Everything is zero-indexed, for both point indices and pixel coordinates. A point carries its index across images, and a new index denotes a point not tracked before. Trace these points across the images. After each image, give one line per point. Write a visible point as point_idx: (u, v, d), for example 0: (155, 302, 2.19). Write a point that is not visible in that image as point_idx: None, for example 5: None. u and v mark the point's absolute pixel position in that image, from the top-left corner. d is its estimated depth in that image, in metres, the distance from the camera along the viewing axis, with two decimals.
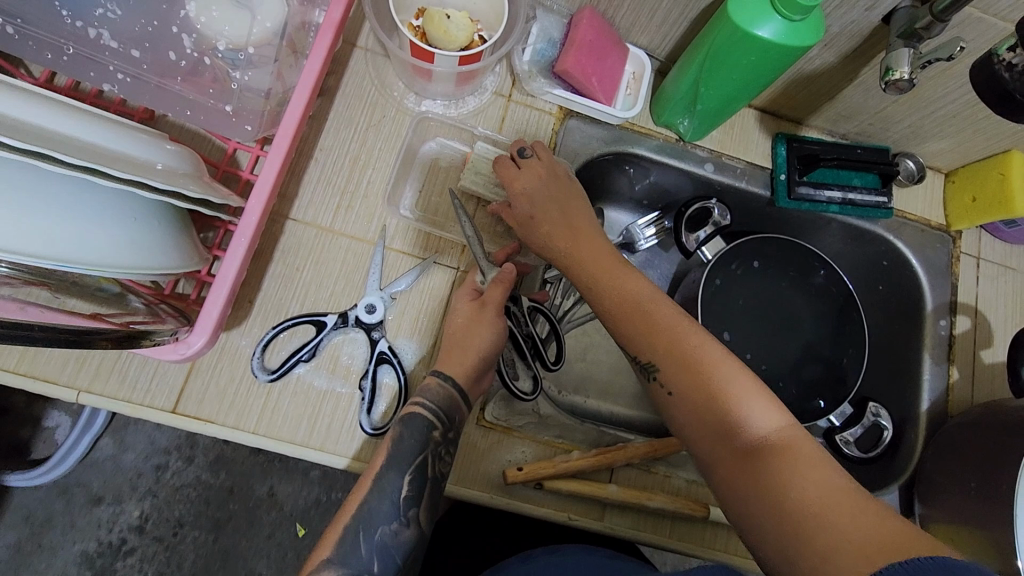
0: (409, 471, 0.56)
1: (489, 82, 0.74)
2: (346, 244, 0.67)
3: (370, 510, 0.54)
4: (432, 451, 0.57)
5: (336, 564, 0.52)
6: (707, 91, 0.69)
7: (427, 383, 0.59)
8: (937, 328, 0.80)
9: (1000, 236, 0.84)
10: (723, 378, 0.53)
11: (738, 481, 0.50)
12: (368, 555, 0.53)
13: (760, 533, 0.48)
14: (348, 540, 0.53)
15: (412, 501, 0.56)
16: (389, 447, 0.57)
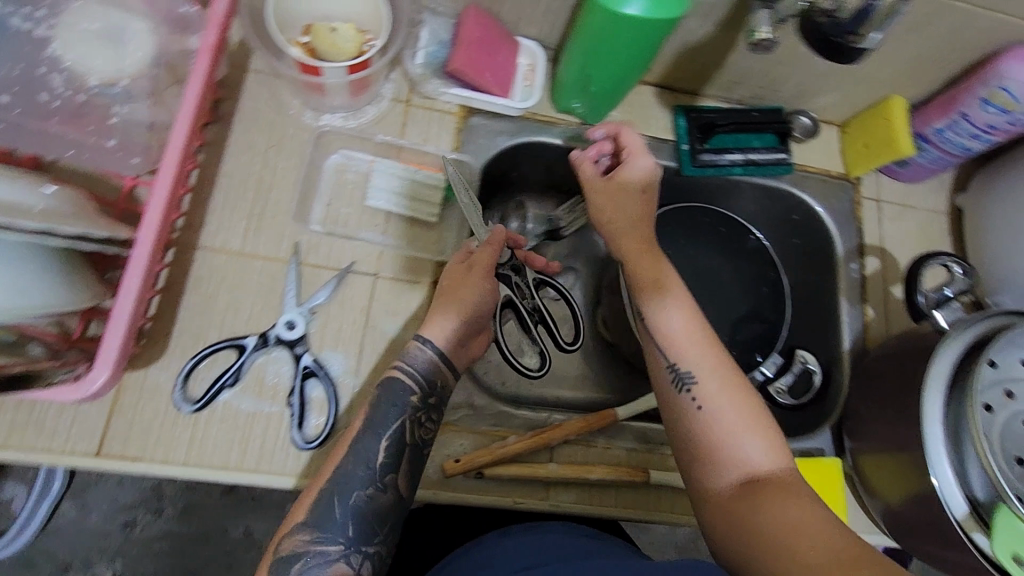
0: (385, 435, 0.57)
1: (386, 90, 0.75)
2: (260, 265, 0.67)
3: (344, 474, 0.56)
4: (411, 415, 0.59)
5: (310, 525, 0.54)
6: (593, 73, 0.71)
7: (414, 347, 0.61)
8: (849, 271, 0.84)
9: (895, 177, 0.88)
10: (733, 418, 0.58)
11: (736, 517, 0.54)
12: (342, 518, 0.54)
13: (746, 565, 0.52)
14: (323, 502, 0.55)
15: (390, 466, 0.57)
16: (369, 412, 0.58)
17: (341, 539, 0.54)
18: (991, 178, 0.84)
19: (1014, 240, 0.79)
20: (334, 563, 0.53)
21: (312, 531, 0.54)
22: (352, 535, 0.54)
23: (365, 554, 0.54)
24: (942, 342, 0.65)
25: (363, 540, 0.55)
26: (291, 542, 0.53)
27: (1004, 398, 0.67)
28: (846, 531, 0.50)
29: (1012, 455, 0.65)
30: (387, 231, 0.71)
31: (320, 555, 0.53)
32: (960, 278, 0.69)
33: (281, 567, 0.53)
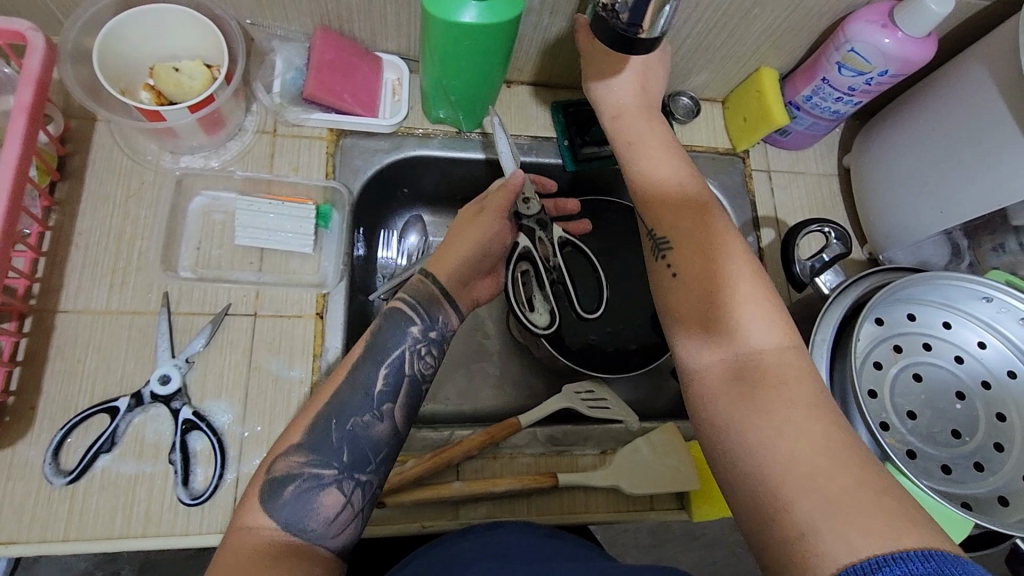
0: (386, 363, 0.60)
1: (248, 122, 0.73)
2: (127, 321, 0.64)
3: (345, 400, 0.57)
4: (411, 346, 0.61)
5: (305, 448, 0.55)
6: (451, 82, 0.70)
7: (420, 281, 0.65)
8: (745, 245, 0.85)
9: (782, 146, 0.89)
10: (746, 297, 0.56)
11: (722, 399, 0.52)
12: (338, 443, 0.55)
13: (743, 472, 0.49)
14: (320, 426, 0.56)
15: (387, 395, 0.59)
16: (372, 341, 0.60)
17: (334, 464, 0.55)
18: (869, 136, 0.83)
19: (897, 195, 0.78)
20: (327, 488, 0.54)
21: (306, 454, 0.55)
22: (345, 462, 0.55)
23: (357, 482, 0.55)
24: (826, 308, 0.66)
25: (356, 468, 0.55)
26: (285, 464, 0.54)
27: (893, 353, 0.68)
28: (857, 455, 0.46)
29: (904, 409, 0.66)
30: (263, 267, 0.70)
31: (315, 478, 0.54)
32: (835, 243, 0.70)
33: (274, 489, 0.53)
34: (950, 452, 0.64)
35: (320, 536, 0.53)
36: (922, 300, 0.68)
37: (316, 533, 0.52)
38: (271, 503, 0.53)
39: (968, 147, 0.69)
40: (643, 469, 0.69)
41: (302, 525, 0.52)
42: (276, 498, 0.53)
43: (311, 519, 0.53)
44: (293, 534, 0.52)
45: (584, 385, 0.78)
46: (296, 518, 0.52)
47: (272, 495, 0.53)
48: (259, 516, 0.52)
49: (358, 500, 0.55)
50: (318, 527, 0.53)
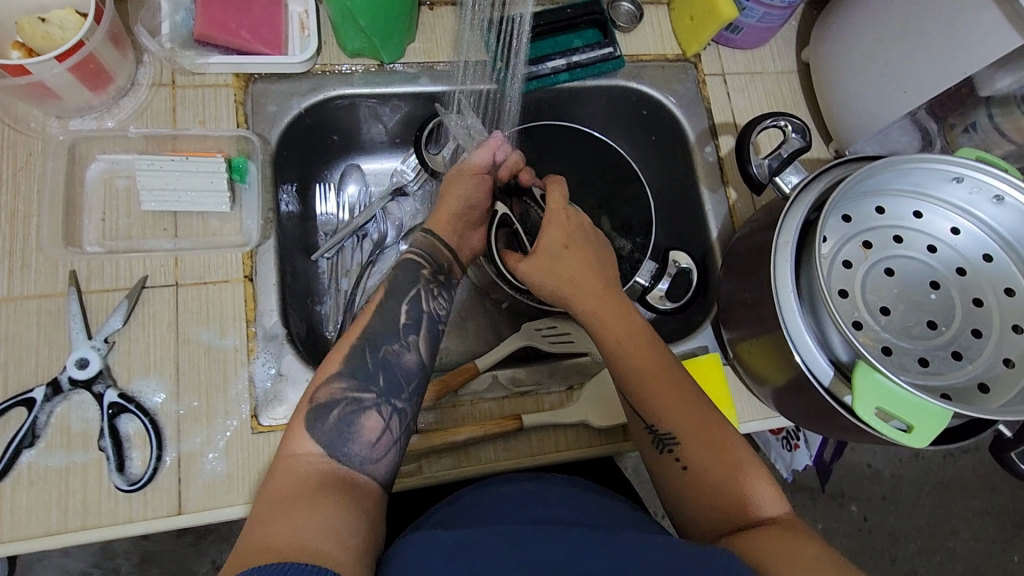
0: (406, 301, 0.58)
1: (142, 76, 0.66)
2: (34, 306, 0.59)
3: (374, 332, 0.56)
4: (424, 286, 0.60)
5: (345, 374, 0.53)
6: (353, 5, 0.63)
7: (421, 237, 0.63)
8: (704, 156, 0.79)
9: (735, 47, 0.82)
10: (671, 391, 0.59)
11: (686, 492, 0.57)
12: (374, 368, 0.54)
13: (670, 494, 0.58)
14: (355, 356, 0.54)
15: (411, 327, 0.57)
16: (389, 282, 0.59)
17: (372, 389, 0.53)
18: (827, 21, 0.77)
19: (855, 82, 0.73)
20: (368, 411, 0.52)
21: (347, 380, 0.53)
22: (383, 386, 0.54)
23: (395, 408, 0.54)
24: (787, 209, 0.61)
25: (393, 393, 0.54)
26: (328, 391, 0.53)
27: (862, 250, 0.64)
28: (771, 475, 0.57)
29: (877, 306, 0.62)
30: (180, 233, 0.65)
31: (356, 402, 0.52)
32: (794, 136, 0.65)
33: (318, 416, 0.51)
34: (927, 345, 0.61)
35: (363, 460, 0.51)
36: (888, 190, 0.64)
37: (359, 458, 0.51)
38: (316, 428, 0.51)
39: (927, 16, 0.64)
40: (612, 398, 0.66)
41: (344, 449, 0.50)
42: (320, 422, 0.51)
43: (354, 444, 0.51)
44: (335, 459, 0.50)
45: (545, 320, 0.73)
46: (339, 443, 0.51)
47: (318, 421, 0.51)
48: (305, 442, 0.50)
49: (397, 428, 0.53)
50: (361, 451, 0.51)
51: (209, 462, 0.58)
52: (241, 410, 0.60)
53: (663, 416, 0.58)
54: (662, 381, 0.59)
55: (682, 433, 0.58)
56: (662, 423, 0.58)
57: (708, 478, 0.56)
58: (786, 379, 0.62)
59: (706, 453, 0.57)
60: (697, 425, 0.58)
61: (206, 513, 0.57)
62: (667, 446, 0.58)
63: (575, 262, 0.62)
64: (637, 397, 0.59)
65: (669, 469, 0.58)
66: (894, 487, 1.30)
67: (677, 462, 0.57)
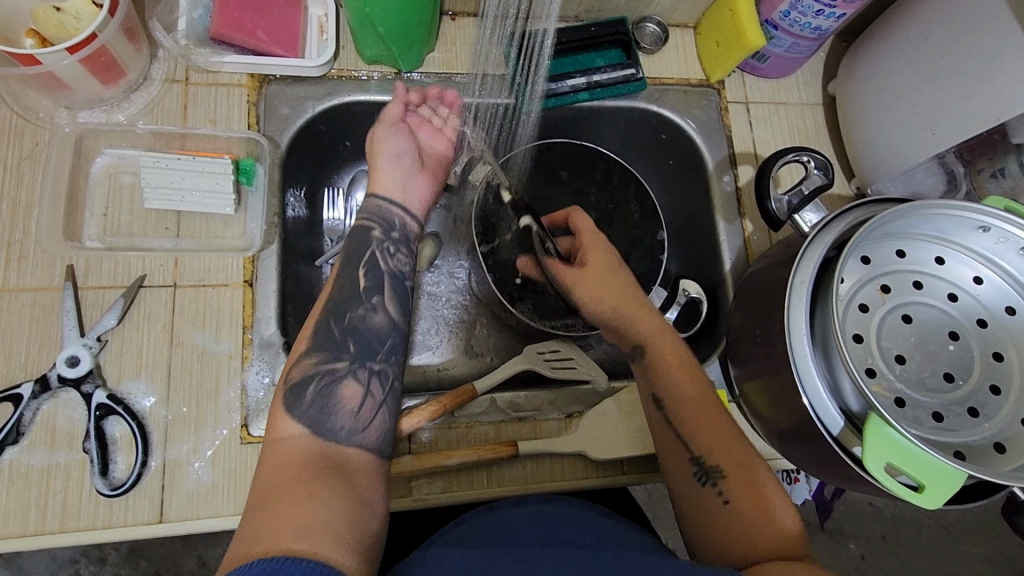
0: (364, 264, 0.56)
1: (155, 71, 0.65)
2: (28, 298, 0.58)
3: (337, 300, 0.54)
4: (379, 246, 0.58)
5: (314, 349, 0.51)
6: (372, 12, 0.61)
7: (372, 201, 0.61)
8: (722, 185, 0.78)
9: (761, 75, 0.81)
10: (719, 431, 0.56)
11: (724, 529, 0.53)
12: (342, 337, 0.52)
13: (705, 530, 0.54)
14: (321, 328, 0.52)
15: (375, 289, 0.55)
16: (344, 251, 0.57)
17: (343, 356, 0.51)
18: (856, 57, 0.75)
19: (883, 120, 0.71)
20: (343, 380, 0.50)
21: (317, 354, 0.51)
22: (354, 352, 0.52)
23: (372, 372, 0.52)
24: (805, 248, 0.59)
25: (367, 357, 0.52)
26: (301, 368, 0.50)
27: (880, 294, 0.62)
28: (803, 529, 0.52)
29: (893, 354, 0.60)
30: (181, 233, 0.64)
31: (330, 372, 0.50)
32: (815, 172, 0.63)
33: (295, 394, 0.49)
34: (942, 399, 0.58)
35: (350, 431, 0.48)
36: (911, 234, 0.62)
37: (345, 430, 0.48)
38: (295, 409, 0.48)
39: (964, 58, 0.62)
40: (610, 432, 0.64)
41: (327, 424, 0.48)
42: (298, 402, 0.49)
43: (337, 416, 0.49)
44: (320, 435, 0.48)
45: (548, 343, 0.71)
46: (321, 418, 0.48)
47: (296, 399, 0.49)
48: (286, 423, 0.48)
49: (379, 391, 0.51)
50: (345, 423, 0.49)
51: (194, 471, 0.57)
52: (231, 419, 0.59)
53: (707, 441, 0.56)
54: (708, 411, 0.58)
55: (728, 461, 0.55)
56: (708, 448, 0.56)
57: (750, 513, 0.53)
58: (793, 423, 0.60)
59: (751, 486, 0.54)
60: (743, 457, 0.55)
61: (188, 522, 0.56)
62: (710, 476, 0.55)
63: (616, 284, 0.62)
64: (683, 421, 0.57)
65: (710, 503, 0.54)
66: (894, 528, 1.27)
67: (720, 495, 0.54)
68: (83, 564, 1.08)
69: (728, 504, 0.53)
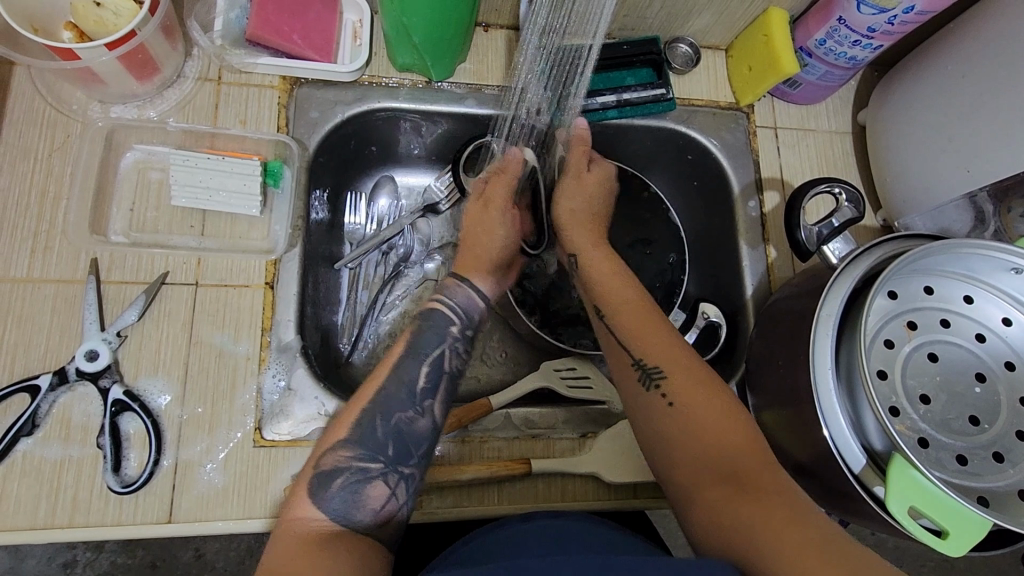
0: (428, 361, 0.56)
1: (188, 69, 0.66)
2: (51, 290, 0.58)
3: (388, 395, 0.53)
4: (450, 344, 0.58)
5: (352, 442, 0.51)
6: (410, 21, 0.61)
7: (457, 287, 0.62)
8: (747, 210, 0.77)
9: (791, 101, 0.80)
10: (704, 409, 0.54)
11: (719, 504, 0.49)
12: (385, 438, 0.52)
13: (657, 434, 0.55)
14: (365, 422, 0.52)
15: (429, 390, 0.55)
16: (413, 335, 0.57)
17: (379, 458, 0.51)
18: (888, 87, 0.75)
19: (915, 154, 0.70)
20: (374, 480, 0.50)
21: (354, 449, 0.51)
22: (390, 455, 0.51)
23: (401, 475, 0.51)
24: (832, 280, 0.58)
25: (401, 461, 0.51)
26: (332, 458, 0.50)
27: (906, 330, 0.61)
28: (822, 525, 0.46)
29: (917, 393, 0.59)
30: (206, 232, 0.64)
31: (361, 471, 0.50)
32: (846, 206, 0.63)
33: (322, 483, 0.49)
34: (967, 442, 0.57)
35: (368, 526, 0.49)
36: (940, 271, 0.61)
37: (364, 523, 0.48)
38: (319, 497, 0.49)
39: (1005, 97, 0.61)
40: (624, 454, 0.63)
41: (350, 516, 0.48)
42: (324, 491, 0.49)
43: (361, 510, 0.49)
44: (340, 524, 0.48)
45: (565, 361, 0.71)
46: (345, 510, 0.48)
47: (321, 488, 0.49)
48: (306, 507, 0.48)
49: (403, 493, 0.51)
50: (365, 518, 0.49)
51: (206, 472, 0.56)
52: (245, 422, 0.58)
53: (654, 353, 0.57)
54: (650, 325, 0.59)
55: (671, 370, 0.56)
56: (649, 357, 0.57)
57: (690, 415, 0.54)
58: (809, 456, 0.59)
59: (695, 395, 0.55)
60: (685, 368, 0.56)
61: (196, 524, 0.55)
62: (655, 381, 0.56)
63: (573, 229, 0.65)
64: (626, 334, 0.59)
65: (654, 405, 0.55)
66: (897, 559, 1.25)
67: (664, 398, 0.55)
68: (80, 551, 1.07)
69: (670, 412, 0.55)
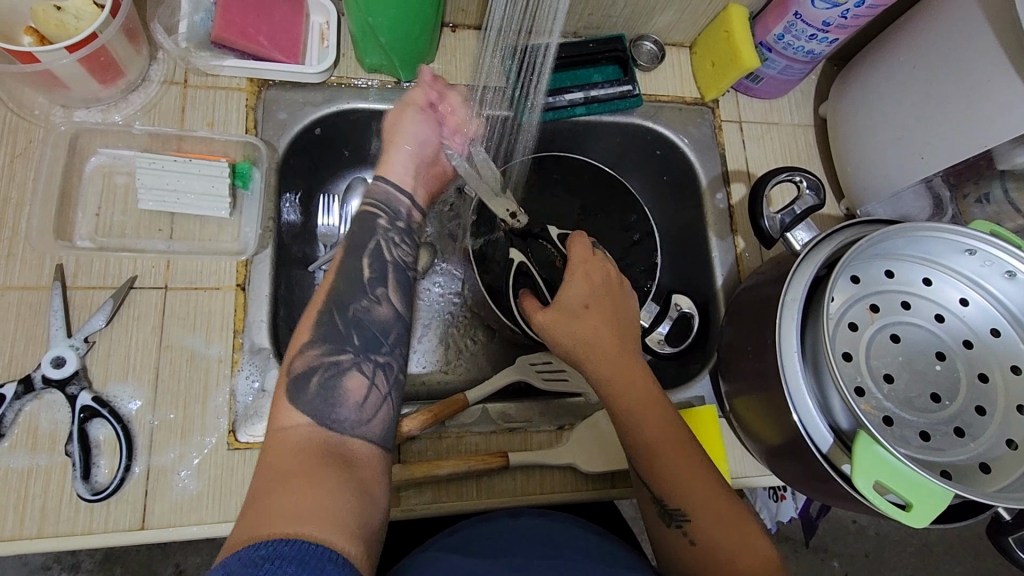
0: (367, 254, 0.54)
1: (154, 73, 0.66)
2: (16, 297, 0.57)
3: (339, 291, 0.52)
4: (384, 236, 0.56)
5: (317, 340, 0.50)
6: (374, 22, 0.61)
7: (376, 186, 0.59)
8: (715, 202, 0.78)
9: (754, 95, 0.82)
10: (725, 541, 0.54)
11: None
12: (346, 328, 0.51)
13: (680, 567, 0.56)
14: (322, 321, 0.51)
15: (378, 280, 0.53)
16: (347, 237, 0.55)
17: (347, 348, 0.50)
18: (848, 79, 0.76)
19: (874, 143, 0.72)
20: (348, 372, 0.49)
21: (320, 346, 0.50)
22: (357, 345, 0.51)
23: (376, 364, 0.51)
24: (795, 267, 0.59)
25: (370, 350, 0.51)
26: (302, 360, 0.49)
27: (869, 313, 0.62)
28: None
29: (881, 373, 0.60)
30: (175, 235, 0.63)
31: (333, 364, 0.49)
32: (808, 194, 0.65)
33: (297, 386, 0.48)
34: (929, 419, 0.59)
35: (353, 423, 0.48)
36: (899, 255, 0.63)
37: (349, 420, 0.48)
38: (298, 399, 0.48)
39: (952, 85, 0.63)
40: (602, 446, 0.64)
41: (332, 415, 0.48)
42: (301, 392, 0.48)
43: (342, 408, 0.48)
44: (325, 426, 0.47)
45: (541, 355, 0.71)
46: (326, 408, 0.48)
47: (298, 390, 0.48)
48: (290, 414, 0.47)
49: (385, 385, 0.51)
50: (350, 414, 0.48)
51: (181, 479, 0.56)
52: (218, 425, 0.58)
53: (672, 488, 0.56)
54: (676, 450, 0.57)
55: (695, 511, 0.55)
56: (673, 497, 0.56)
57: (713, 558, 0.54)
58: (780, 441, 0.61)
59: (719, 538, 0.54)
60: (711, 503, 0.55)
61: (170, 530, 0.54)
62: (676, 519, 0.56)
63: (586, 325, 0.60)
64: (646, 464, 0.57)
65: (676, 542, 0.56)
66: (879, 545, 1.26)
67: (686, 537, 0.55)
68: (55, 571, 1.03)
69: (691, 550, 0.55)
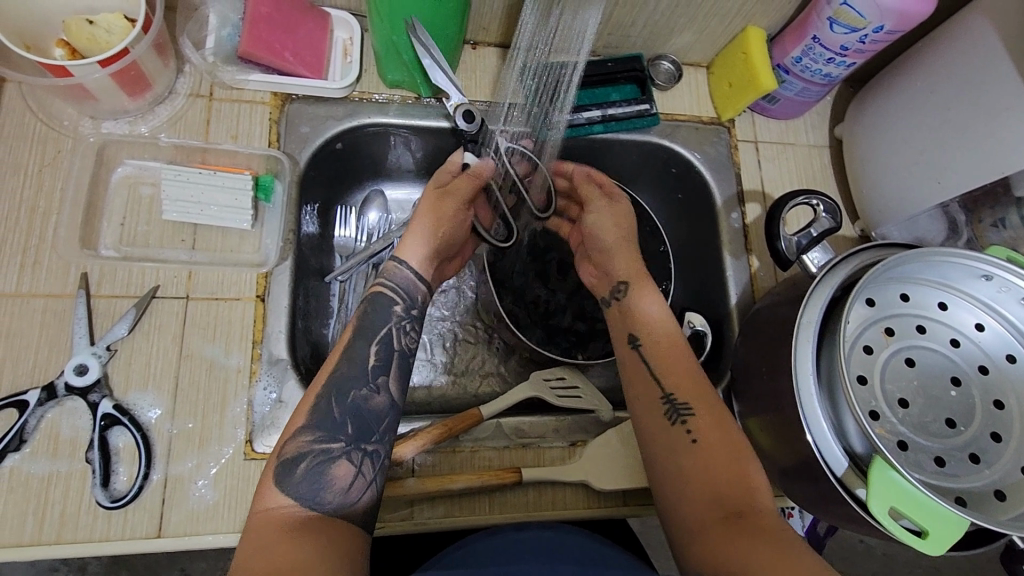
0: (377, 340, 0.57)
1: (180, 85, 0.67)
2: (40, 304, 0.58)
3: (343, 375, 0.55)
4: (397, 324, 0.59)
5: (311, 426, 0.52)
6: (399, 39, 0.63)
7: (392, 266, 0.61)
8: (730, 221, 0.79)
9: (770, 116, 0.83)
10: (724, 450, 0.56)
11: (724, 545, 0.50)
12: (341, 417, 0.53)
13: (672, 464, 0.57)
14: (320, 405, 0.53)
15: (381, 369, 0.56)
16: (358, 319, 0.58)
17: (340, 437, 0.53)
18: (863, 101, 0.77)
19: (889, 167, 0.72)
20: (337, 461, 0.52)
21: (315, 432, 0.52)
22: (350, 434, 0.53)
23: (365, 453, 0.53)
24: (812, 289, 0.59)
25: (363, 438, 0.53)
26: (295, 445, 0.52)
27: (884, 336, 0.62)
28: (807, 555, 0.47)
29: (895, 397, 0.61)
30: (197, 246, 0.65)
31: (325, 452, 0.51)
32: (824, 216, 0.65)
33: (285, 471, 0.51)
34: (943, 443, 0.59)
35: (337, 505, 0.50)
36: (915, 278, 0.63)
37: (333, 503, 0.50)
38: (286, 483, 0.50)
39: (970, 112, 0.63)
40: (615, 463, 0.64)
41: (317, 497, 0.50)
42: (289, 476, 0.50)
43: (329, 491, 0.50)
44: (311, 508, 0.49)
45: (554, 371, 0.72)
46: (313, 492, 0.50)
47: (287, 474, 0.50)
48: (277, 497, 0.49)
49: (370, 471, 0.53)
50: (334, 498, 0.50)
51: (197, 489, 0.56)
52: (235, 435, 0.58)
53: (680, 387, 0.59)
54: (688, 366, 0.61)
55: (700, 409, 0.58)
56: (680, 393, 0.59)
57: (709, 453, 0.56)
58: (794, 462, 0.61)
59: (720, 441, 0.56)
60: (714, 410, 0.58)
61: (184, 538, 0.55)
62: (681, 415, 0.58)
63: (619, 254, 0.67)
64: (659, 367, 0.61)
65: (677, 438, 0.57)
66: (887, 566, 1.25)
67: (688, 433, 0.57)
68: (64, 573, 1.04)
69: (691, 446, 0.57)
